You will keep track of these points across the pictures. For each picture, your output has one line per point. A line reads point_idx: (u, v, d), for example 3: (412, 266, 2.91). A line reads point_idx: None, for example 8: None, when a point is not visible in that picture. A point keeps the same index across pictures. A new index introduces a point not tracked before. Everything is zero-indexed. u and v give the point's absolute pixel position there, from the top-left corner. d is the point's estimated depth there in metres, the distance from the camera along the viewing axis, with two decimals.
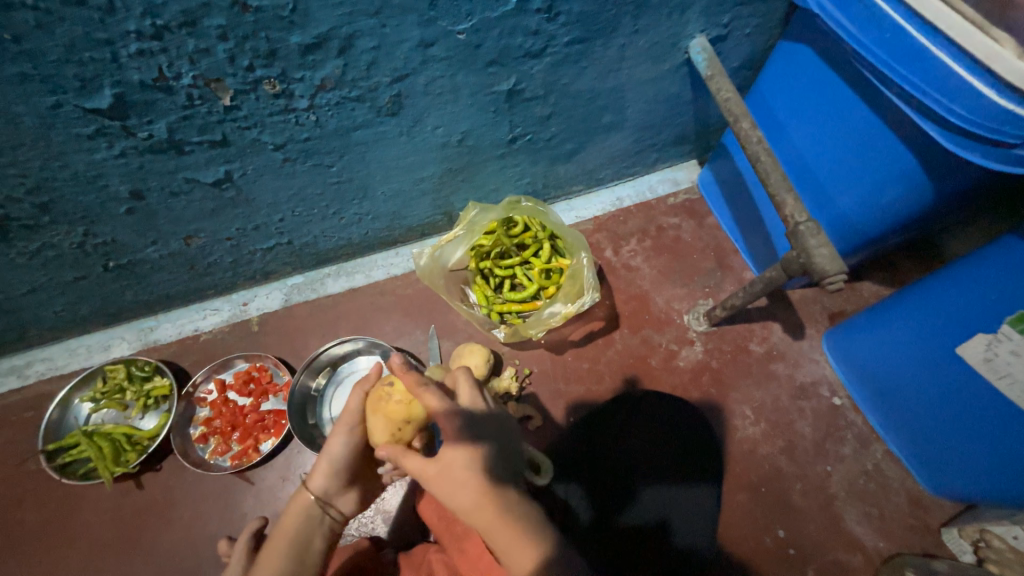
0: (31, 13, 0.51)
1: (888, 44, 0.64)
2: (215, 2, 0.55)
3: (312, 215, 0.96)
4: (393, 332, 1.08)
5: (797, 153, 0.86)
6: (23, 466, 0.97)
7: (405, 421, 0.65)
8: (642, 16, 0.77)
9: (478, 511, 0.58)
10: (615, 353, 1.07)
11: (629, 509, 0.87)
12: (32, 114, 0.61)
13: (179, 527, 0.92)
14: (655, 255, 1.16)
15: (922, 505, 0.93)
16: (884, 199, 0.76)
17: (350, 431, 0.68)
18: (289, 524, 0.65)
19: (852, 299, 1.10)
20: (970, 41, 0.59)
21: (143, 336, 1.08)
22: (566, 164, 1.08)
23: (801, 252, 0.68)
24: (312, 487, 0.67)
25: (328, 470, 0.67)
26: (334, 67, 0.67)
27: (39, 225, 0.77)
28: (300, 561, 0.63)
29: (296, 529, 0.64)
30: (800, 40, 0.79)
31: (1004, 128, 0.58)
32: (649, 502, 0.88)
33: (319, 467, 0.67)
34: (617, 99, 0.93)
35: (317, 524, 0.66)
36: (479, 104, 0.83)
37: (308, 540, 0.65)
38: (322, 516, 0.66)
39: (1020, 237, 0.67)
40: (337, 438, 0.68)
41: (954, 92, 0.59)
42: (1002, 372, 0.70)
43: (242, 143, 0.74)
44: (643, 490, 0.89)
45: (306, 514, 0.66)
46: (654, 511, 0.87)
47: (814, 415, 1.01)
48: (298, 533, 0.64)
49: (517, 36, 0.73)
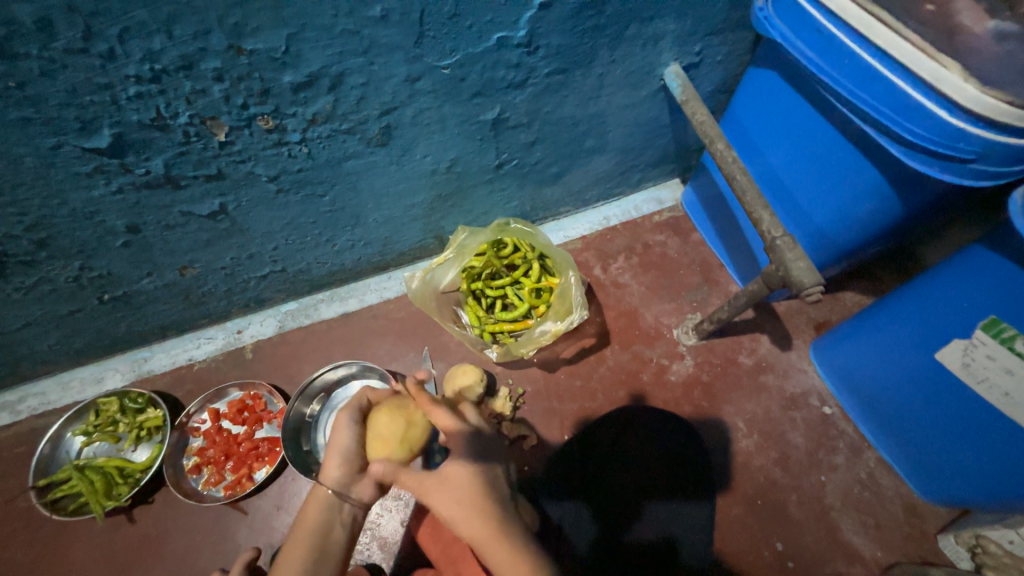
0: (37, 62, 0.54)
1: (846, 69, 0.68)
2: (211, 47, 0.58)
3: (305, 243, 0.98)
4: (387, 355, 1.09)
5: (771, 171, 0.90)
6: (12, 503, 0.96)
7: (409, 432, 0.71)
8: (618, 48, 0.82)
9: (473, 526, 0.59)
10: (607, 369, 1.08)
11: (634, 526, 0.86)
12: (33, 154, 0.63)
13: (172, 561, 0.91)
14: (642, 272, 1.18)
15: (917, 512, 0.94)
16: (857, 212, 0.79)
17: (354, 420, 0.72)
18: (309, 516, 0.66)
19: (836, 308, 1.13)
20: (919, 64, 0.62)
21: (136, 367, 1.08)
22: (553, 186, 1.12)
23: (779, 266, 0.70)
24: (326, 481, 0.68)
25: (340, 461, 0.69)
26: (325, 103, 0.70)
27: (35, 260, 0.78)
28: (321, 552, 0.63)
29: (315, 524, 0.65)
30: (766, 66, 0.84)
31: (958, 145, 0.61)
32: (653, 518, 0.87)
33: (331, 461, 0.69)
34: (599, 124, 0.97)
35: (337, 514, 0.66)
36: (466, 132, 0.87)
37: (327, 532, 0.65)
38: (340, 505, 0.67)
39: (984, 246, 0.69)
40: (340, 428, 0.71)
41: (908, 113, 0.63)
42: (980, 376, 0.73)
43: (236, 176, 0.77)
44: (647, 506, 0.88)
45: (326, 507, 0.66)
46: (659, 529, 0.86)
47: (806, 425, 1.02)
48: (317, 525, 0.65)
49: (499, 69, 0.77)
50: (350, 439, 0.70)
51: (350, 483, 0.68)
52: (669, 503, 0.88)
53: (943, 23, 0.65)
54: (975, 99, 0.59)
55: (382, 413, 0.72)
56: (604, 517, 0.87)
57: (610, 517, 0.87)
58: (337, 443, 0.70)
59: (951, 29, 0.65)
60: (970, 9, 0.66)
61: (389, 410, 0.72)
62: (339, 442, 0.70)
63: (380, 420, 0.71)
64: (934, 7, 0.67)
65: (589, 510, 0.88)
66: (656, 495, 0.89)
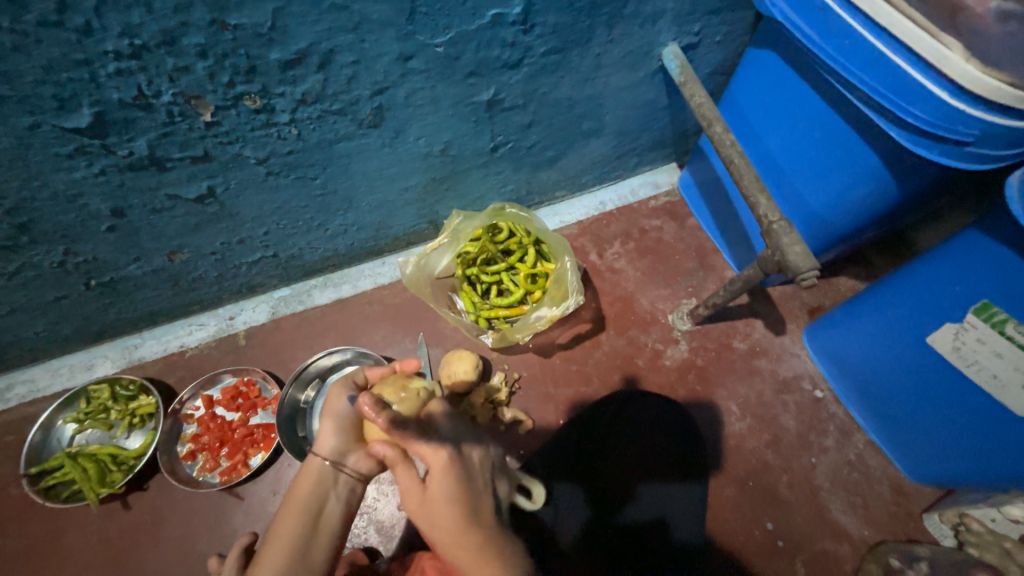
0: (8, 36, 0.51)
1: (848, 50, 0.66)
2: (193, 22, 0.56)
3: (297, 228, 0.96)
4: (382, 341, 1.09)
5: (769, 155, 0.89)
6: (5, 490, 0.95)
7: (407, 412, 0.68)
8: (615, 27, 0.80)
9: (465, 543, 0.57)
10: (602, 354, 1.08)
11: (629, 507, 0.88)
12: (9, 134, 0.60)
13: (170, 546, 0.91)
14: (638, 258, 1.18)
15: (904, 492, 0.96)
16: (854, 197, 0.79)
17: (351, 391, 0.72)
18: (302, 488, 0.63)
19: (829, 293, 1.14)
20: (921, 45, 0.61)
21: (127, 354, 1.07)
22: (548, 170, 1.10)
23: (776, 251, 0.70)
24: (320, 449, 0.66)
25: (335, 427, 0.68)
26: (314, 82, 0.68)
27: (17, 245, 0.76)
28: (317, 521, 0.61)
29: (307, 496, 0.62)
30: (766, 47, 0.82)
31: (957, 128, 0.61)
32: (647, 501, 0.89)
33: (326, 430, 0.68)
34: (595, 106, 0.95)
35: (332, 483, 0.64)
36: (460, 114, 0.85)
37: (322, 504, 0.63)
38: (335, 475, 0.65)
39: (979, 231, 0.69)
40: (336, 396, 0.70)
41: (913, 97, 0.62)
42: (971, 359, 0.73)
43: (224, 158, 0.75)
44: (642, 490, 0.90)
45: (319, 479, 0.64)
46: (653, 511, 0.88)
47: (798, 408, 1.03)
48: (312, 497, 0.63)
49: (494, 48, 0.75)
50: (347, 407, 0.70)
51: (346, 452, 0.67)
52: (656, 486, 0.90)
53: (947, 2, 0.64)
54: (976, 81, 0.58)
55: (384, 390, 0.70)
56: (596, 503, 0.89)
57: (601, 501, 0.89)
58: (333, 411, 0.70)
59: (955, 8, 0.63)
60: None
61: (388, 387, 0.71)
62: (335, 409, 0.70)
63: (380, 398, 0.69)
64: None
65: (583, 495, 0.89)
66: (643, 478, 0.90)
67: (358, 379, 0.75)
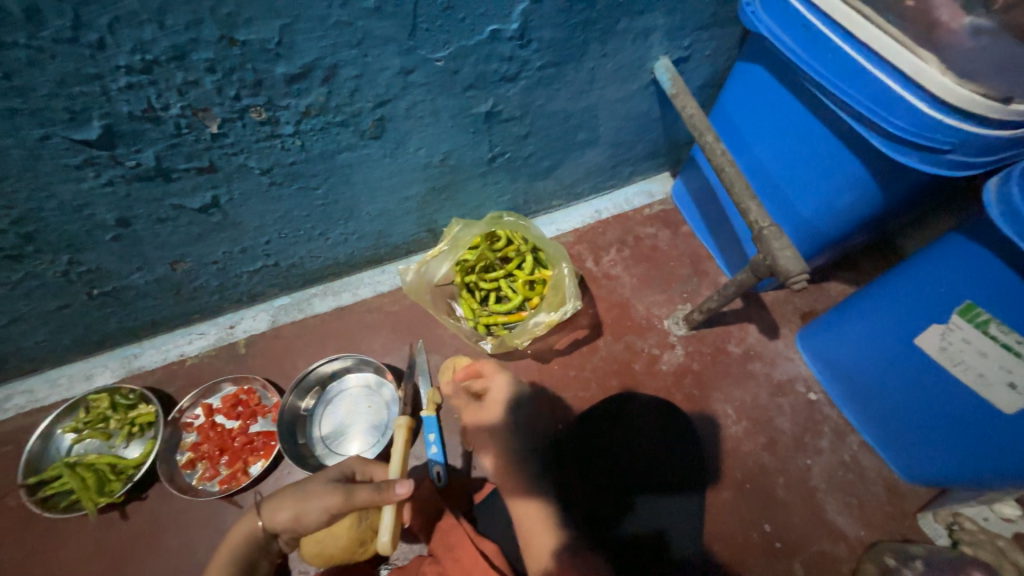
0: (24, 52, 0.53)
1: (830, 63, 0.70)
2: (203, 38, 0.58)
3: (298, 237, 0.98)
4: (382, 349, 1.10)
5: (759, 165, 0.92)
6: (1, 502, 0.95)
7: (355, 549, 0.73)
8: (608, 42, 0.83)
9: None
10: (600, 359, 1.10)
11: (628, 520, 0.85)
12: (20, 146, 0.62)
13: (169, 556, 0.90)
14: (634, 264, 1.20)
15: (898, 492, 0.97)
16: (842, 201, 0.81)
17: (332, 511, 0.65)
18: (242, 530, 0.70)
19: (821, 298, 1.16)
20: (899, 59, 0.64)
21: (127, 364, 1.07)
22: (545, 179, 1.13)
23: (766, 255, 0.72)
24: (271, 522, 0.68)
25: (292, 522, 0.68)
26: (318, 95, 0.70)
27: (23, 255, 0.77)
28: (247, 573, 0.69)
29: (241, 550, 0.68)
30: (753, 61, 0.86)
31: (936, 136, 0.64)
32: (648, 515, 0.87)
33: (286, 509, 0.67)
34: (590, 117, 0.98)
35: (264, 546, 0.70)
36: (459, 125, 0.87)
37: (255, 559, 0.69)
38: (268, 542, 0.70)
39: (961, 234, 0.71)
40: (316, 511, 0.65)
41: (891, 106, 0.65)
42: (957, 359, 0.76)
43: (229, 168, 0.76)
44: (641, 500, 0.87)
45: (254, 535, 0.69)
46: (654, 522, 0.87)
47: (792, 411, 1.05)
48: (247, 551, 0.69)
49: (492, 62, 0.77)
50: (316, 523, 0.67)
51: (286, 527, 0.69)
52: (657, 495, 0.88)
53: (923, 19, 0.68)
54: (951, 92, 0.61)
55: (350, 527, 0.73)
56: (594, 510, 0.87)
57: (602, 507, 0.87)
58: (303, 515, 0.66)
59: (930, 24, 0.67)
60: (947, 5, 0.68)
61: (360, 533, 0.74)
62: (303, 513, 0.66)
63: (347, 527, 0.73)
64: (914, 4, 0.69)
65: (586, 501, 0.88)
66: (642, 489, 0.87)
67: (356, 498, 0.65)
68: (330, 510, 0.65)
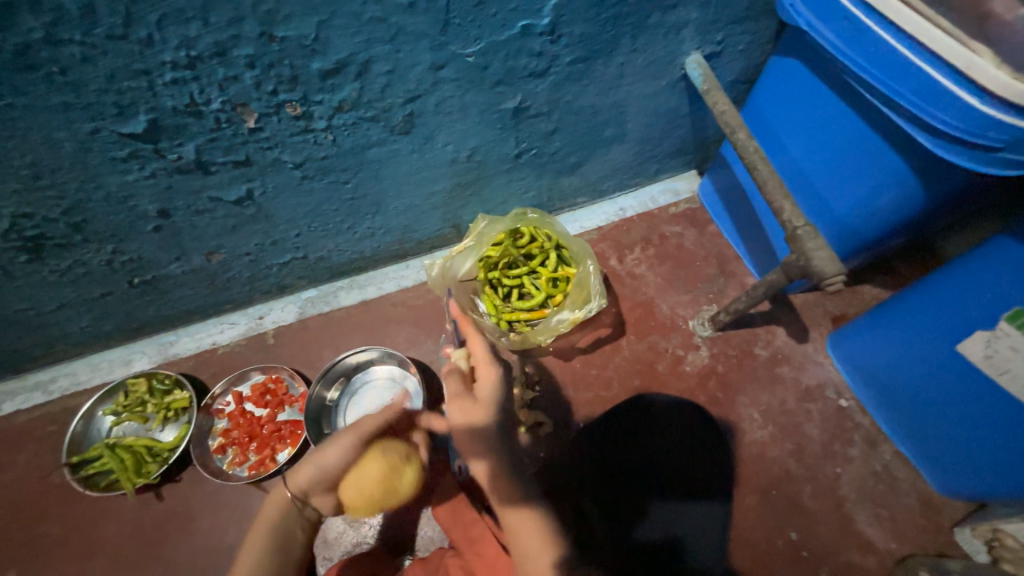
0: (79, 48, 0.55)
1: (873, 57, 0.67)
2: (245, 34, 0.60)
3: (327, 230, 1.00)
4: (406, 343, 1.11)
5: (792, 163, 0.89)
6: (46, 478, 1.00)
7: (392, 486, 0.72)
8: (640, 37, 0.82)
9: (519, 524, 0.67)
10: (622, 359, 1.09)
11: (641, 525, 0.88)
12: (72, 139, 0.65)
13: (200, 537, 0.94)
14: (658, 264, 1.18)
15: (933, 505, 0.94)
16: (881, 201, 0.78)
17: (348, 445, 0.71)
18: (269, 511, 0.71)
19: (854, 301, 1.13)
20: (948, 52, 0.61)
21: (162, 351, 1.11)
22: (570, 176, 1.12)
23: (800, 256, 0.70)
24: (294, 485, 0.71)
25: (311, 473, 0.71)
26: (351, 90, 0.71)
27: (71, 243, 0.81)
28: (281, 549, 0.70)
29: (274, 522, 0.70)
30: (790, 55, 0.83)
31: (986, 133, 0.61)
32: (659, 519, 0.89)
33: (307, 467, 0.71)
34: (618, 114, 0.97)
35: (295, 518, 0.71)
36: (487, 121, 0.87)
37: (289, 532, 0.71)
38: (300, 511, 0.72)
39: (1012, 237, 0.68)
40: (334, 450, 0.70)
41: (938, 102, 0.63)
42: (1003, 368, 0.72)
43: (264, 162, 0.78)
44: (654, 505, 0.90)
45: (285, 506, 0.71)
46: (664, 529, 0.88)
47: (822, 417, 1.02)
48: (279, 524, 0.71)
49: (522, 58, 0.77)
50: (338, 465, 0.71)
51: (313, 492, 0.72)
52: (669, 502, 0.90)
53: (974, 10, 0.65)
54: (1005, 86, 0.58)
55: (376, 459, 0.71)
56: (610, 514, 0.89)
57: (619, 512, 0.89)
58: (324, 462, 0.71)
59: (982, 16, 0.64)
60: None
61: (387, 469, 0.71)
62: (322, 460, 0.71)
63: (373, 471, 0.70)
64: None
65: (601, 508, 0.90)
66: (657, 495, 0.90)
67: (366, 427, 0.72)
68: (348, 445, 0.71)
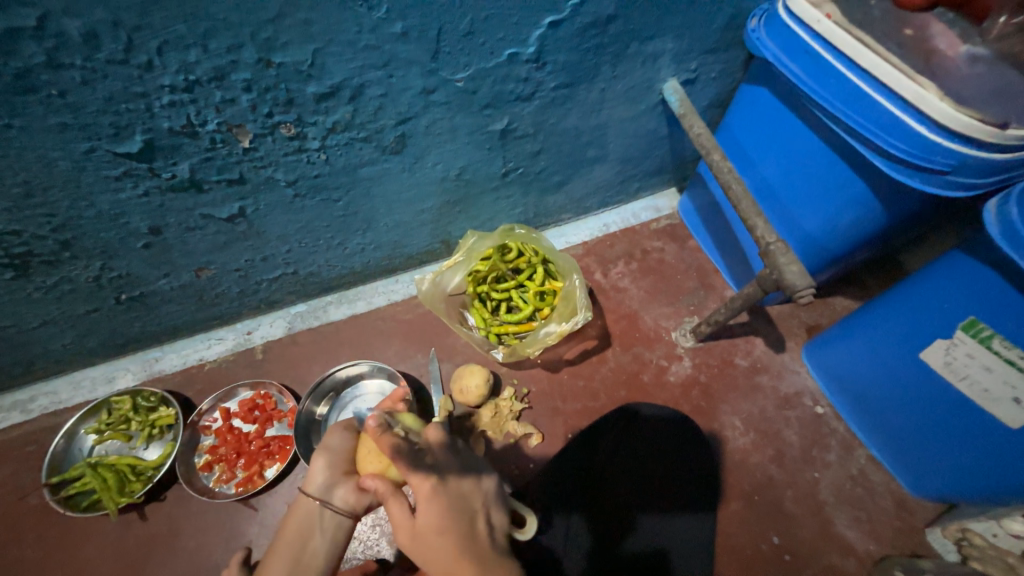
0: (80, 72, 0.57)
1: (833, 88, 0.73)
2: (243, 60, 0.62)
3: (317, 247, 1.01)
4: (395, 357, 1.12)
5: (765, 182, 0.94)
6: (23, 501, 0.97)
7: None
8: (620, 65, 0.87)
9: None
10: (609, 370, 1.11)
11: (630, 538, 0.91)
12: (67, 159, 0.66)
13: (185, 558, 0.92)
14: (641, 277, 1.23)
15: (906, 507, 0.98)
16: (846, 218, 0.83)
17: (348, 426, 0.79)
18: (291, 523, 0.69)
19: (827, 312, 1.18)
20: (899, 86, 0.67)
21: (147, 367, 1.10)
22: (555, 194, 1.16)
23: (773, 270, 0.75)
24: (309, 489, 0.71)
25: (327, 464, 0.74)
26: (344, 112, 0.74)
27: (59, 260, 0.81)
28: (298, 560, 0.65)
29: (294, 533, 0.67)
30: (758, 84, 0.89)
31: (937, 158, 0.66)
32: (647, 530, 0.91)
33: (317, 465, 0.73)
34: (601, 135, 1.02)
35: (316, 521, 0.68)
36: (475, 142, 0.91)
37: (307, 537, 0.67)
38: (322, 513, 0.69)
39: (963, 252, 0.73)
40: (334, 430, 0.78)
41: (893, 131, 0.68)
42: (962, 373, 0.77)
43: (257, 180, 0.80)
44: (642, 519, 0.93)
45: (306, 514, 0.69)
46: (654, 542, 0.91)
47: (800, 424, 1.06)
48: (297, 534, 0.67)
49: (509, 83, 0.81)
50: (344, 445, 0.76)
51: (333, 489, 0.72)
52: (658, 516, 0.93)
53: (921, 46, 0.71)
54: (951, 117, 0.64)
55: None
56: (597, 530, 0.91)
57: (606, 527, 0.92)
58: (329, 447, 0.75)
59: (928, 52, 0.71)
60: (944, 35, 0.72)
61: None
62: (328, 446, 0.76)
63: None
64: (912, 32, 0.73)
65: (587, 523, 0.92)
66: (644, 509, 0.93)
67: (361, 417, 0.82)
68: (346, 425, 0.79)
